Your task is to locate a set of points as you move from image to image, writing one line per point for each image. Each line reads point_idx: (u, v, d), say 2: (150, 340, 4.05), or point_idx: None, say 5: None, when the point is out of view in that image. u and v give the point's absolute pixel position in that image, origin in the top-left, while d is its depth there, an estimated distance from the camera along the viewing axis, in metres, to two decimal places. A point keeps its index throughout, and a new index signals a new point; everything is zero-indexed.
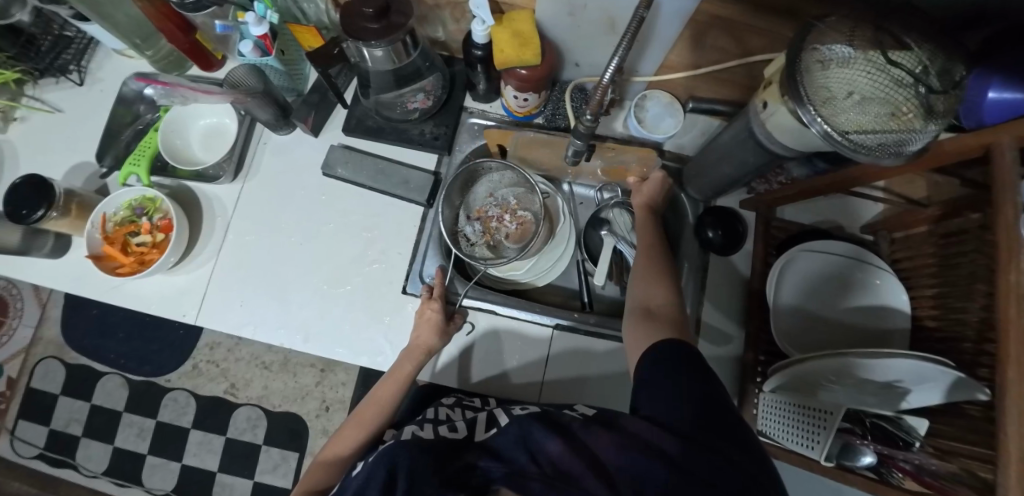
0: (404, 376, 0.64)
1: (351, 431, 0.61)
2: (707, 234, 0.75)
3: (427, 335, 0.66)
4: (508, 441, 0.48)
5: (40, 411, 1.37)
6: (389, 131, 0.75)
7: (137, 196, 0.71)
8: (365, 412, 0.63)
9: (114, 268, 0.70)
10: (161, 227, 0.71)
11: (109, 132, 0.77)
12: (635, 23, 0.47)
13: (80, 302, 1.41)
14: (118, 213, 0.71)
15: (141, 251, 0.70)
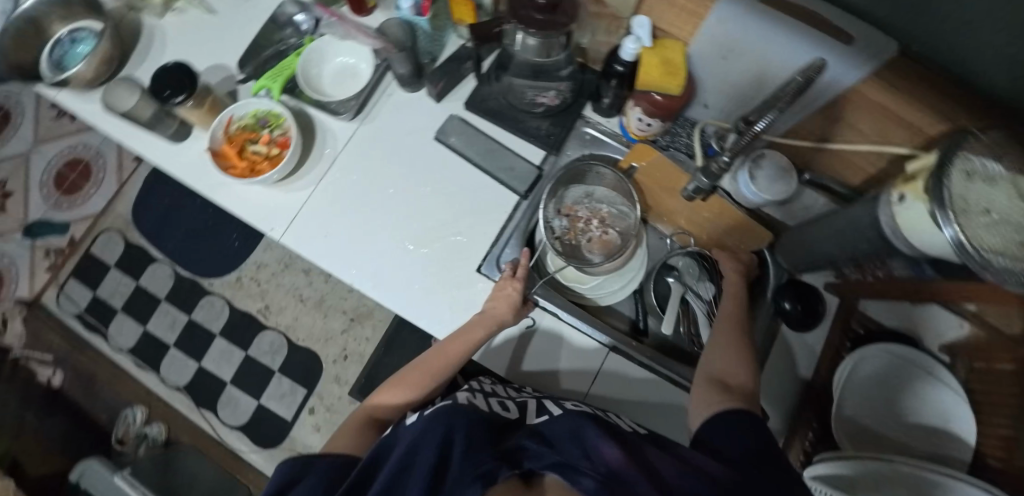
0: (473, 343, 0.67)
1: (413, 376, 0.69)
2: (785, 304, 0.74)
3: (507, 312, 0.68)
4: (560, 432, 0.49)
5: (91, 276, 1.45)
6: (507, 116, 0.77)
7: (265, 109, 0.76)
8: (429, 366, 0.69)
9: (226, 168, 0.75)
10: (278, 143, 0.74)
11: (255, 44, 0.81)
12: (795, 89, 0.49)
13: (156, 189, 1.49)
14: (243, 119, 0.76)
15: (255, 159, 0.74)
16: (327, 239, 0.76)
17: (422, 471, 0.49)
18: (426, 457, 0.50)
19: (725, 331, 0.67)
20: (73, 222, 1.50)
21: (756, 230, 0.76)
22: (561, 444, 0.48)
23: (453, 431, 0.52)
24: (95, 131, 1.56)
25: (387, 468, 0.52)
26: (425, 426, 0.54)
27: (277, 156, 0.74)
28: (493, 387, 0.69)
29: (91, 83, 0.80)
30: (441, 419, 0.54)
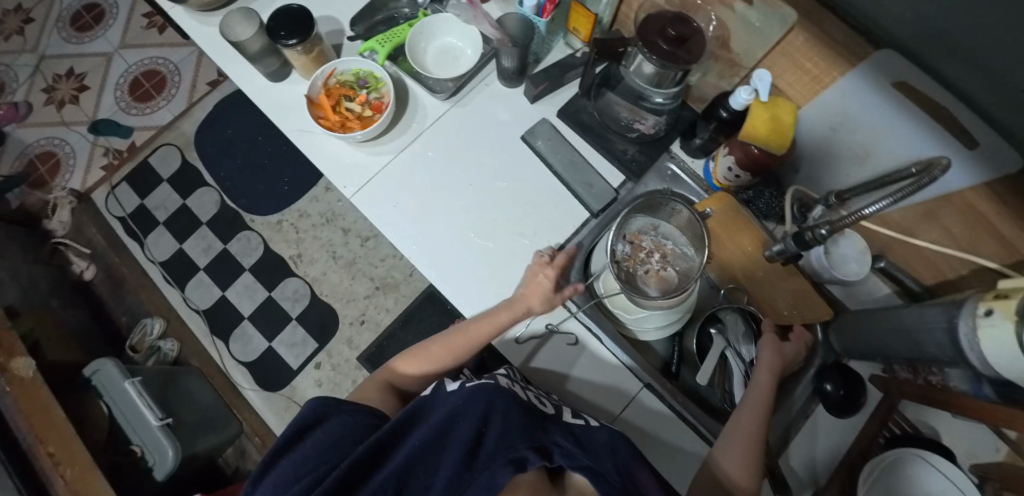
0: (500, 327, 0.69)
1: (436, 351, 0.70)
2: (825, 386, 0.73)
3: (535, 298, 0.69)
4: (595, 445, 0.58)
5: (142, 184, 1.49)
6: (597, 132, 0.77)
7: (367, 70, 0.78)
8: (449, 341, 0.70)
9: (318, 117, 0.78)
10: (372, 106, 0.77)
11: (370, 6, 0.82)
12: (914, 187, 0.47)
13: (223, 117, 1.52)
14: (345, 74, 0.78)
15: (347, 115, 0.77)
16: (395, 209, 0.77)
17: (458, 443, 0.52)
18: (462, 433, 0.53)
19: (741, 440, 0.65)
20: (137, 129, 1.54)
21: (816, 305, 0.75)
22: (597, 456, 0.55)
23: (491, 413, 0.56)
24: (179, 49, 1.60)
25: (422, 428, 0.55)
26: (465, 401, 0.58)
27: (369, 118, 0.77)
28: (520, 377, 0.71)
29: (206, 6, 0.82)
30: (481, 398, 0.57)
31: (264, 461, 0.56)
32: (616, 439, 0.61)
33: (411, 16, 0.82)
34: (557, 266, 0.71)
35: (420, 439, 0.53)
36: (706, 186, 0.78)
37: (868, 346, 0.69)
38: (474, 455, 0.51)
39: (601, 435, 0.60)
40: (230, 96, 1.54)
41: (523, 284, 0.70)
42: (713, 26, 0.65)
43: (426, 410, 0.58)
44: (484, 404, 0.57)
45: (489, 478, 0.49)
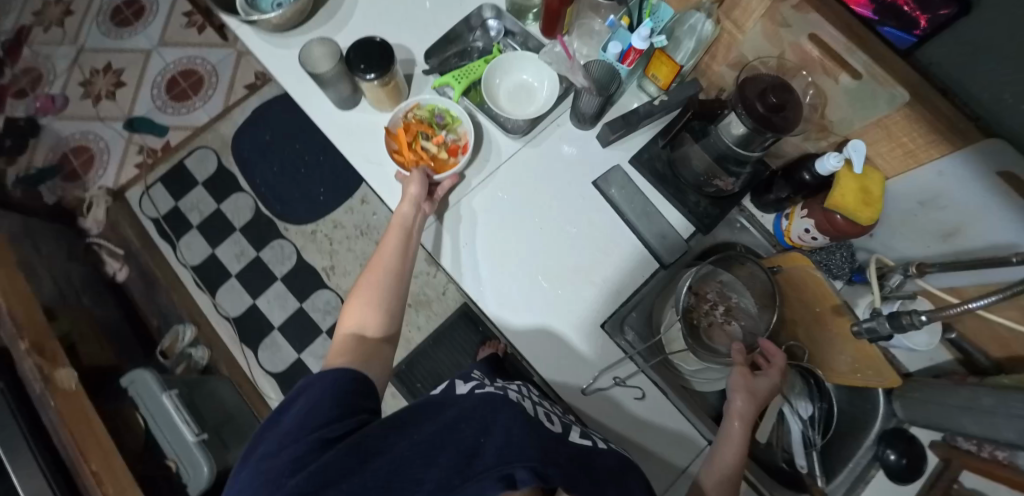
0: (404, 227, 0.71)
1: (365, 282, 0.67)
2: (888, 454, 0.73)
3: (411, 185, 0.72)
4: (604, 470, 0.52)
5: (177, 185, 1.48)
6: (671, 184, 0.77)
7: (446, 108, 0.78)
8: (377, 256, 0.69)
9: (393, 149, 0.77)
10: (448, 148, 0.77)
11: (444, 39, 0.82)
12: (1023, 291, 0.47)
13: (260, 122, 1.51)
14: (424, 109, 0.78)
15: (423, 153, 0.76)
16: (463, 249, 0.76)
17: (456, 448, 0.46)
18: (461, 440, 0.47)
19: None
20: (173, 128, 1.53)
21: (883, 370, 0.70)
22: (602, 485, 0.49)
23: (493, 427, 0.49)
24: (218, 49, 1.59)
25: (428, 424, 0.50)
26: (470, 406, 0.52)
27: (443, 160, 0.76)
28: (532, 394, 0.66)
29: (276, 27, 0.81)
30: (488, 407, 0.51)
31: (266, 421, 0.54)
32: (624, 465, 0.56)
33: (484, 48, 0.84)
34: (439, 195, 0.75)
35: (420, 436, 0.48)
36: (775, 242, 0.79)
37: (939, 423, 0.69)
38: (468, 464, 0.45)
39: (610, 457, 0.55)
40: (268, 101, 1.53)
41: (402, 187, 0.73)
42: (811, 95, 0.64)
43: (432, 408, 0.53)
44: (489, 413, 0.51)
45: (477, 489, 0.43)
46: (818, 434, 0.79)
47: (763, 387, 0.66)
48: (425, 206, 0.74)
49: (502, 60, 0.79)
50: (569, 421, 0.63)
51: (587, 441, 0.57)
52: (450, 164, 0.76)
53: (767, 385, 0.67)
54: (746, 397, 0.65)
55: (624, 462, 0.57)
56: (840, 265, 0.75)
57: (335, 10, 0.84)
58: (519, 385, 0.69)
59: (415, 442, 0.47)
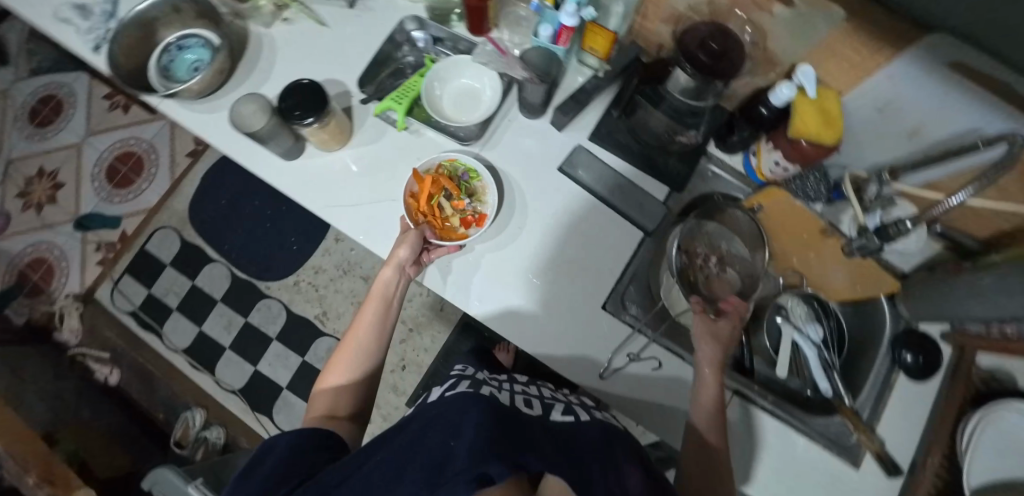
0: (384, 297, 0.71)
1: (339, 358, 0.69)
2: (905, 356, 0.74)
3: (400, 249, 0.70)
4: (587, 445, 0.51)
5: (146, 273, 1.44)
6: (637, 151, 0.76)
7: (473, 175, 0.75)
8: (356, 330, 0.70)
9: (410, 190, 0.74)
10: (463, 220, 0.73)
11: (374, 62, 0.80)
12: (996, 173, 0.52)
13: (213, 187, 1.47)
14: (448, 169, 0.75)
15: (435, 214, 0.73)
16: (443, 268, 0.73)
17: (423, 460, 0.42)
18: (428, 449, 0.43)
19: (707, 459, 0.61)
20: (125, 217, 1.47)
21: (881, 278, 0.77)
22: (587, 463, 0.46)
23: (463, 424, 0.43)
24: (149, 125, 1.53)
25: (396, 442, 0.47)
26: (442, 409, 0.47)
27: (454, 228, 0.73)
28: (518, 386, 0.65)
29: (197, 94, 0.77)
30: (458, 405, 0.46)
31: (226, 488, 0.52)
32: (608, 435, 0.55)
33: (417, 62, 0.82)
34: (428, 261, 0.73)
35: (384, 457, 0.45)
36: (751, 181, 0.79)
37: (947, 316, 0.70)
38: (438, 474, 0.40)
39: (591, 429, 0.55)
40: (215, 164, 1.49)
41: (393, 245, 0.71)
42: (749, 32, 0.64)
43: (401, 427, 0.50)
44: (458, 411, 0.45)
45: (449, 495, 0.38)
46: (834, 354, 0.81)
47: (727, 330, 0.67)
48: (410, 269, 0.71)
49: (437, 70, 0.76)
50: (553, 401, 0.62)
51: (568, 418, 0.57)
52: (457, 234, 0.73)
53: (729, 326, 0.67)
54: (714, 346, 0.65)
55: (607, 431, 0.56)
56: (820, 188, 0.75)
57: (254, 60, 0.81)
58: (506, 380, 0.68)
59: (382, 462, 0.45)
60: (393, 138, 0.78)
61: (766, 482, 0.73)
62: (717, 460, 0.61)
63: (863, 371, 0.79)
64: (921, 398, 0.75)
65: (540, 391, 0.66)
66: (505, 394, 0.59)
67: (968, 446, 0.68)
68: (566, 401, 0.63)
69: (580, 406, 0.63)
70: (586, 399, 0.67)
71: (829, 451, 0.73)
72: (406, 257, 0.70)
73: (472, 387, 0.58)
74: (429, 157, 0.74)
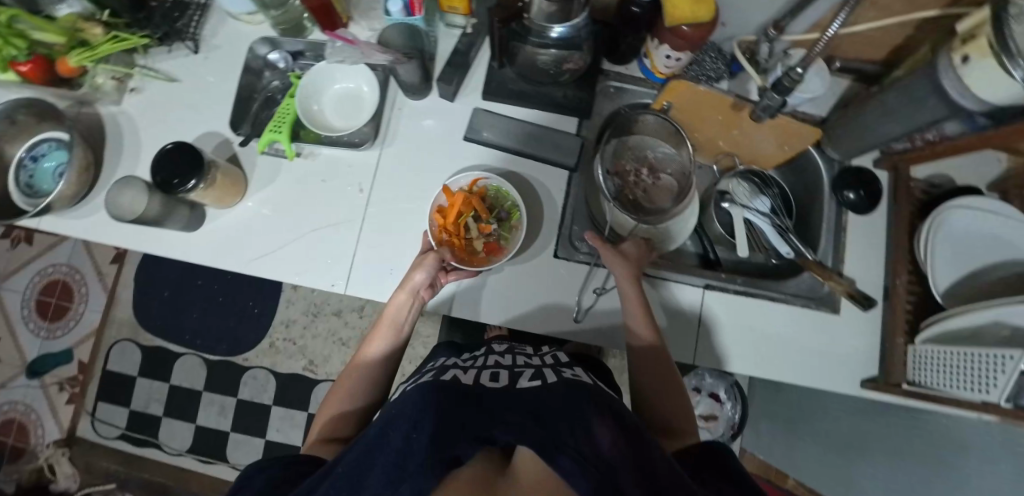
0: (393, 323, 0.64)
1: (341, 381, 0.61)
2: (848, 195, 0.76)
3: (417, 273, 0.64)
4: (553, 408, 0.47)
5: (119, 392, 1.37)
6: (534, 95, 0.75)
7: (513, 203, 0.72)
8: (361, 356, 0.63)
9: (437, 207, 0.69)
10: (489, 246, 0.70)
11: (240, 101, 0.76)
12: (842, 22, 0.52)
13: (151, 283, 1.40)
14: (489, 189, 0.72)
15: (460, 234, 0.69)
16: (390, 277, 0.72)
17: (386, 459, 0.43)
18: (389, 448, 0.43)
19: (648, 362, 0.63)
20: (75, 346, 1.40)
21: (803, 133, 0.74)
22: (551, 422, 0.44)
23: (423, 416, 0.45)
24: (59, 247, 1.44)
25: (353, 450, 0.46)
26: (399, 407, 0.47)
27: (475, 251, 0.70)
28: (489, 359, 0.61)
29: (73, 200, 0.72)
30: (417, 400, 0.48)
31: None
32: (577, 391, 0.50)
33: (283, 85, 0.78)
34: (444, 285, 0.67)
35: (342, 467, 0.44)
36: (653, 82, 0.77)
37: (873, 140, 0.72)
38: (401, 469, 0.42)
39: (557, 389, 0.50)
40: (144, 260, 1.41)
41: (407, 271, 0.65)
42: None
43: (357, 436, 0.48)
44: (419, 405, 0.47)
45: (413, 487, 0.40)
46: (785, 217, 0.82)
47: (632, 250, 0.68)
48: (425, 294, 0.66)
49: (305, 87, 0.72)
50: (523, 368, 0.57)
51: (534, 383, 0.52)
52: (479, 259, 0.69)
53: (636, 250, 0.68)
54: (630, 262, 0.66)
55: (575, 387, 0.51)
56: (719, 66, 0.75)
57: (118, 143, 0.76)
58: (480, 354, 0.64)
59: (339, 477, 0.43)
60: (291, 171, 0.74)
61: (766, 354, 0.75)
62: (659, 361, 0.63)
63: (816, 222, 0.81)
64: (876, 225, 0.78)
65: (514, 359, 0.60)
66: (467, 375, 0.55)
67: (928, 258, 0.71)
68: (538, 365, 0.58)
69: (552, 367, 0.57)
70: (563, 354, 0.63)
71: (808, 306, 0.76)
72: (423, 284, 0.65)
73: (433, 376, 0.55)
74: (461, 173, 0.71)
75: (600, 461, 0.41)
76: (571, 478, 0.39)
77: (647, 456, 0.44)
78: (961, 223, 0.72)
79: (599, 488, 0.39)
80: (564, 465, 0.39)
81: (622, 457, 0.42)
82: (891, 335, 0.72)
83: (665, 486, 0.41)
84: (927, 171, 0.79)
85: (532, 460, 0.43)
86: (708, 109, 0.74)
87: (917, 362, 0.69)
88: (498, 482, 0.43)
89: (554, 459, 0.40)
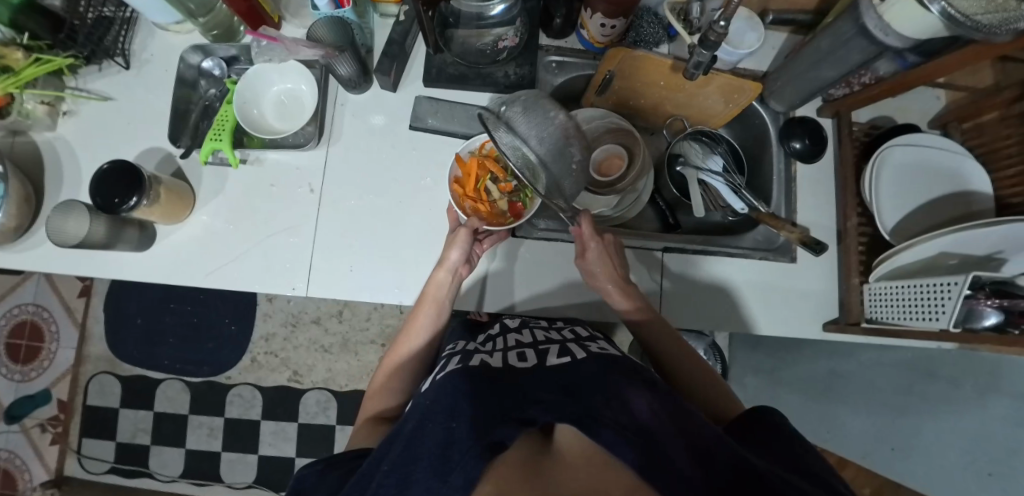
0: (436, 300, 0.66)
1: (391, 358, 0.65)
2: (794, 144, 0.78)
3: (452, 251, 0.66)
4: (585, 382, 0.45)
5: (103, 426, 1.35)
6: (473, 76, 0.75)
7: None
8: (408, 335, 0.65)
9: (454, 177, 0.70)
10: (511, 207, 0.71)
11: (177, 113, 0.75)
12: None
13: (122, 313, 1.38)
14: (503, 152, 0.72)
15: (483, 198, 0.70)
16: (351, 273, 0.72)
17: (431, 450, 0.40)
18: (432, 439, 0.40)
19: (658, 334, 0.64)
20: (52, 386, 1.36)
21: (742, 87, 0.75)
22: (586, 395, 0.42)
23: (460, 406, 0.43)
24: (21, 288, 1.38)
25: (393, 448, 0.42)
26: (433, 400, 0.46)
27: (502, 213, 0.71)
28: (508, 338, 0.59)
29: (14, 233, 0.71)
30: (451, 394, 0.45)
31: None
32: (609, 364, 0.49)
33: (220, 92, 0.76)
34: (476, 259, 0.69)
35: (388, 464, 0.40)
36: (592, 53, 0.78)
37: (809, 88, 0.74)
38: (446, 459, 0.38)
39: (590, 365, 0.49)
40: (111, 290, 1.38)
41: (443, 248, 0.67)
42: None
43: (396, 432, 0.45)
44: (455, 398, 0.45)
45: (463, 476, 0.36)
46: (738, 173, 0.83)
47: (600, 264, 0.65)
48: (462, 272, 0.68)
49: (243, 91, 0.71)
50: (548, 345, 0.56)
51: (564, 359, 0.51)
52: (504, 219, 0.70)
53: (606, 260, 0.65)
54: (606, 277, 0.65)
55: (608, 361, 0.50)
56: (656, 30, 0.75)
57: (56, 171, 0.75)
58: (495, 334, 0.61)
59: (386, 474, 0.39)
60: (238, 179, 0.74)
61: (730, 307, 0.77)
62: (663, 332, 0.64)
63: (765, 175, 0.83)
64: (825, 171, 0.79)
65: (533, 335, 0.60)
66: (495, 357, 0.54)
67: (874, 196, 0.73)
68: (561, 341, 0.57)
69: (576, 341, 0.56)
70: (580, 328, 0.62)
71: (767, 258, 0.77)
72: (460, 260, 0.67)
73: (461, 362, 0.52)
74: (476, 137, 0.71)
75: (645, 431, 0.38)
76: (615, 450, 0.36)
77: (692, 422, 0.41)
78: (899, 160, 0.75)
79: (654, 457, 0.35)
80: (608, 438, 0.36)
81: (666, 425, 0.39)
82: (846, 276, 0.74)
83: (716, 449, 0.38)
84: (868, 114, 0.81)
85: (577, 437, 0.40)
86: (642, 75, 0.75)
87: (873, 300, 0.71)
88: (542, 461, 0.38)
89: (597, 433, 0.37)
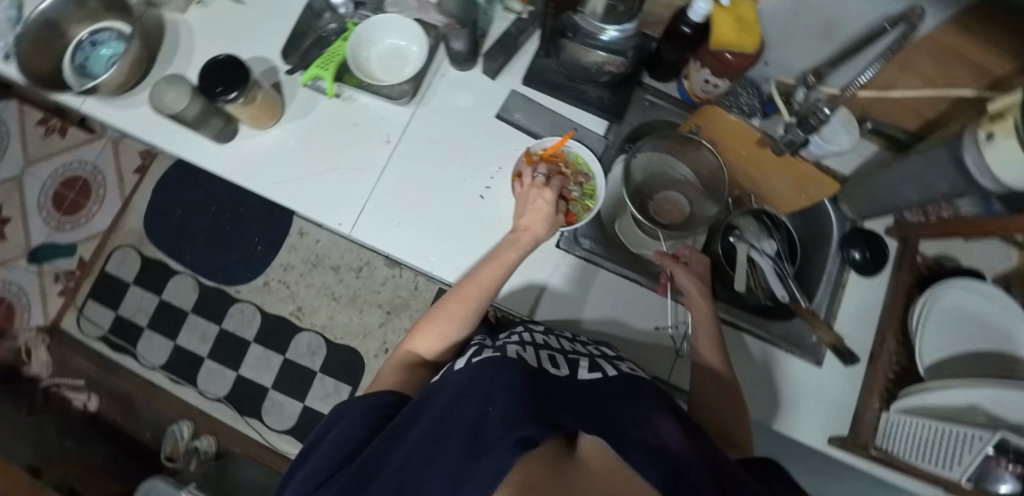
0: (511, 262, 0.65)
1: (457, 306, 0.62)
2: (854, 254, 0.78)
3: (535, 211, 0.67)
4: (615, 396, 0.45)
5: (110, 295, 1.40)
6: (568, 88, 0.79)
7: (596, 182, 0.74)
8: (478, 280, 0.64)
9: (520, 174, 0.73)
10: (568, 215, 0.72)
11: (294, 33, 0.80)
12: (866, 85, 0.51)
13: (166, 200, 1.43)
14: (573, 156, 0.75)
15: None
16: (397, 226, 0.74)
17: (459, 432, 0.40)
18: (465, 420, 0.41)
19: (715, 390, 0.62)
20: (79, 243, 1.42)
21: (821, 181, 0.75)
22: (614, 411, 0.42)
23: (496, 390, 0.43)
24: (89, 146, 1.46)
25: (425, 417, 0.44)
26: (466, 382, 0.45)
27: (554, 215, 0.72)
28: (536, 338, 0.58)
29: (119, 89, 0.76)
30: (485, 373, 0.45)
31: (289, 469, 0.51)
32: (638, 384, 0.49)
33: (339, 28, 0.82)
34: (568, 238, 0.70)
35: (420, 431, 0.42)
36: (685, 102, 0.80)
37: (885, 202, 0.75)
38: (477, 442, 0.38)
39: (619, 382, 0.49)
40: (165, 176, 1.45)
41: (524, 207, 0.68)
42: None
43: (426, 401, 0.47)
44: (487, 381, 0.44)
45: (495, 464, 0.36)
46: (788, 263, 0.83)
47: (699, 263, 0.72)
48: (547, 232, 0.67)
49: (361, 32, 0.76)
50: (577, 356, 0.55)
51: (596, 374, 0.50)
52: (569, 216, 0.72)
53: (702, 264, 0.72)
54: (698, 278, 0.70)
55: (638, 381, 0.50)
56: (753, 101, 0.76)
57: (172, 48, 0.80)
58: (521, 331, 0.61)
59: (417, 442, 0.41)
60: (326, 108, 0.78)
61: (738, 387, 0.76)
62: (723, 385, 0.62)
63: (812, 273, 0.85)
64: (874, 289, 0.78)
65: (561, 343, 0.58)
66: (528, 354, 0.52)
67: (919, 326, 0.73)
68: (589, 354, 0.56)
69: (605, 357, 0.55)
70: (608, 349, 0.61)
71: (790, 351, 0.77)
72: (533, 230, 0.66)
73: (497, 352, 0.50)
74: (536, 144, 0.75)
75: (670, 452, 0.38)
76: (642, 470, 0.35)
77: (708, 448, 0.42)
78: (949, 301, 0.74)
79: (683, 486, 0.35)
80: (634, 457, 0.36)
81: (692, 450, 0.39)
82: (866, 398, 0.72)
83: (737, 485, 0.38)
84: (934, 250, 0.80)
85: (601, 451, 0.39)
86: (728, 135, 0.75)
87: (887, 430, 0.70)
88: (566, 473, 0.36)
89: (624, 449, 0.37)
